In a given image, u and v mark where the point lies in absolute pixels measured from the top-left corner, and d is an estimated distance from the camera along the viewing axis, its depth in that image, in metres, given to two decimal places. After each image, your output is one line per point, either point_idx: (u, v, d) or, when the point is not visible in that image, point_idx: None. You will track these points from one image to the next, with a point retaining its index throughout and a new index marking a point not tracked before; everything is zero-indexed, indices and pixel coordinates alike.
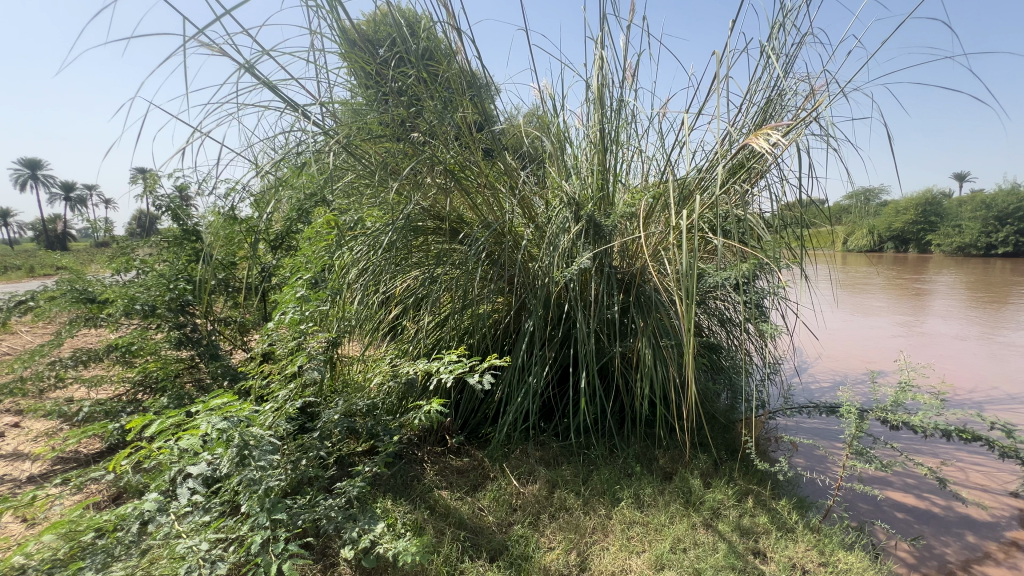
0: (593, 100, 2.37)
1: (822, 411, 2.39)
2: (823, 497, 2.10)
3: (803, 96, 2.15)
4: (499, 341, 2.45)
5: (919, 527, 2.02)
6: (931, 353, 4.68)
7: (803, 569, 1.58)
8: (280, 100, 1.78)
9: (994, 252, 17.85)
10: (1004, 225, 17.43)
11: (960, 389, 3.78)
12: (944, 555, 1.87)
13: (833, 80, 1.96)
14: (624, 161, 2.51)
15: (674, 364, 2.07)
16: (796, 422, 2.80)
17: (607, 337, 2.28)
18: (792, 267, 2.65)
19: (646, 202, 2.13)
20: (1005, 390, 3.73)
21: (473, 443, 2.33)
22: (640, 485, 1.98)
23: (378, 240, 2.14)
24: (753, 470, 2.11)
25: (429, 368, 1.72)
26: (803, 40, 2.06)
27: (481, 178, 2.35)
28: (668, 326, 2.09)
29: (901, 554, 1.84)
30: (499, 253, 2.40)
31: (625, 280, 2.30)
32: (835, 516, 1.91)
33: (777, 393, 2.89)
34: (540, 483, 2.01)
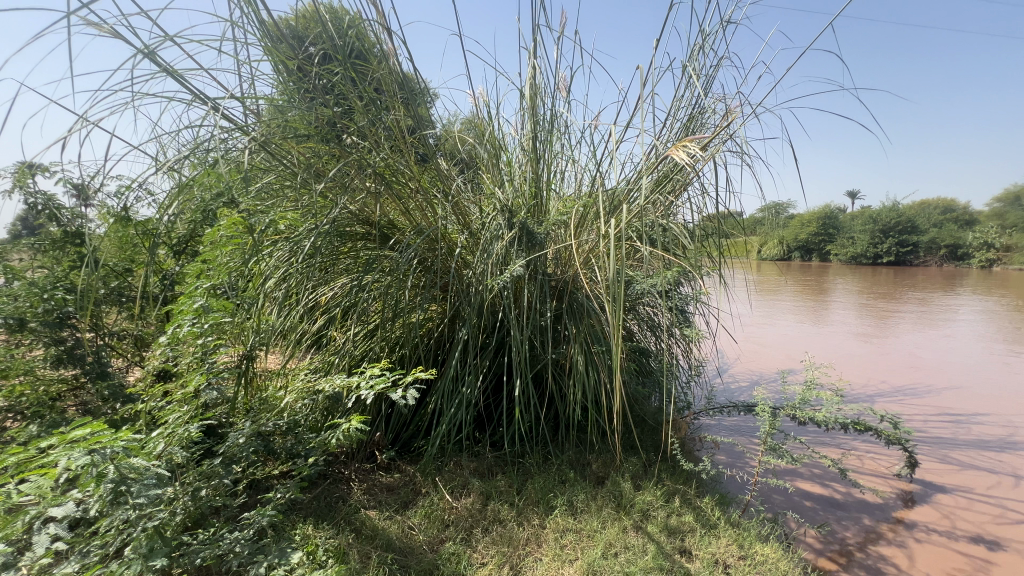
0: (527, 110, 2.39)
1: (740, 410, 2.55)
2: (741, 492, 2.23)
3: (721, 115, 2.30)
4: (432, 350, 2.39)
5: (823, 514, 2.20)
6: (831, 352, 5.20)
7: (724, 564, 1.64)
8: (186, 90, 1.62)
9: (879, 260, 20.29)
10: (887, 238, 19.83)
11: (855, 384, 4.20)
12: (844, 537, 2.05)
13: (746, 100, 2.11)
14: (557, 171, 2.55)
15: (604, 369, 2.11)
16: (718, 421, 2.97)
17: (541, 344, 2.29)
18: (713, 275, 2.82)
19: (577, 211, 2.17)
20: (891, 385, 4.20)
21: (405, 458, 2.24)
22: (574, 492, 1.99)
23: (300, 246, 2.00)
24: (679, 470, 2.19)
25: (350, 382, 1.61)
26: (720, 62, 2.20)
27: (413, 183, 2.27)
28: (599, 332, 2.13)
29: (809, 541, 2.00)
30: (432, 260, 2.34)
31: (558, 287, 2.32)
32: (752, 510, 2.03)
33: (701, 394, 3.05)
34: (473, 496, 1.96)
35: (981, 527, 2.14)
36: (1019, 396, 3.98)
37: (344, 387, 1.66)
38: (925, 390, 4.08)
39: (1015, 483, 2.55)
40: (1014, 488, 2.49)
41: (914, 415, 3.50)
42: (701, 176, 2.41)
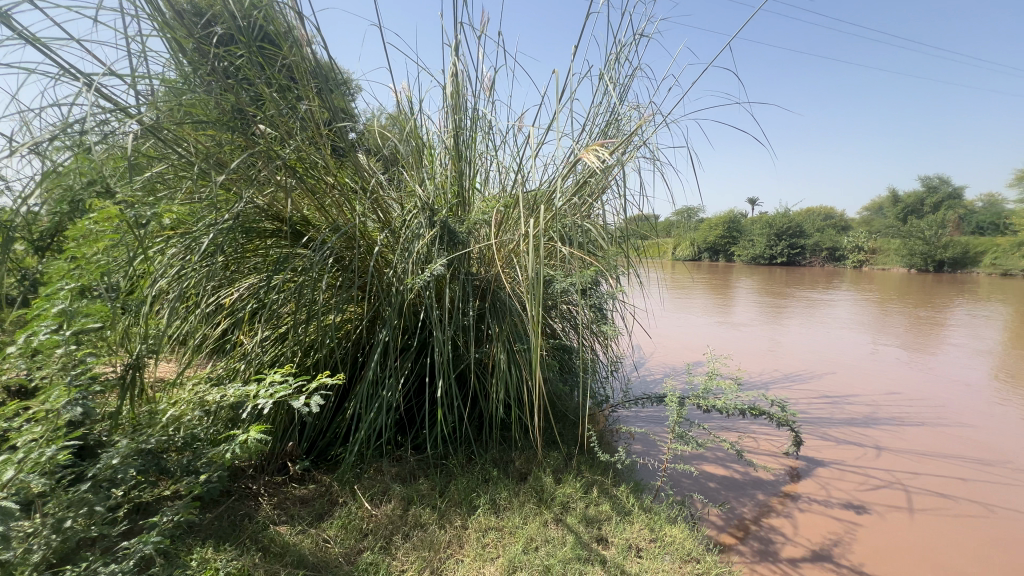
0: (450, 107, 2.37)
1: (653, 401, 2.71)
2: (653, 478, 2.37)
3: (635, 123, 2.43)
4: (351, 353, 2.29)
5: (724, 493, 2.40)
6: (732, 345, 5.71)
7: (636, 548, 1.73)
8: (50, 62, 1.40)
9: (774, 261, 22.62)
10: (780, 241, 22.14)
11: (753, 373, 4.64)
12: (742, 513, 2.25)
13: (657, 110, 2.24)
14: (481, 170, 2.55)
15: (526, 367, 2.14)
16: (635, 412, 3.14)
17: (464, 344, 2.27)
18: (629, 275, 2.97)
19: (499, 211, 2.19)
20: (781, 372, 4.70)
21: (321, 467, 2.13)
22: (497, 490, 2.01)
23: (197, 242, 1.82)
24: (598, 462, 2.28)
25: (253, 390, 1.49)
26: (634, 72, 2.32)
27: (329, 178, 2.16)
28: (521, 331, 2.16)
29: (712, 519, 2.17)
30: (350, 258, 2.24)
31: (481, 286, 2.32)
32: (663, 494, 2.17)
33: (619, 387, 3.20)
34: (394, 502, 1.90)
35: (851, 493, 2.46)
36: (879, 379, 4.62)
37: (240, 395, 1.54)
38: (808, 376, 4.62)
39: (876, 453, 2.95)
40: (876, 458, 2.89)
41: (799, 399, 3.94)
42: (618, 180, 2.53)
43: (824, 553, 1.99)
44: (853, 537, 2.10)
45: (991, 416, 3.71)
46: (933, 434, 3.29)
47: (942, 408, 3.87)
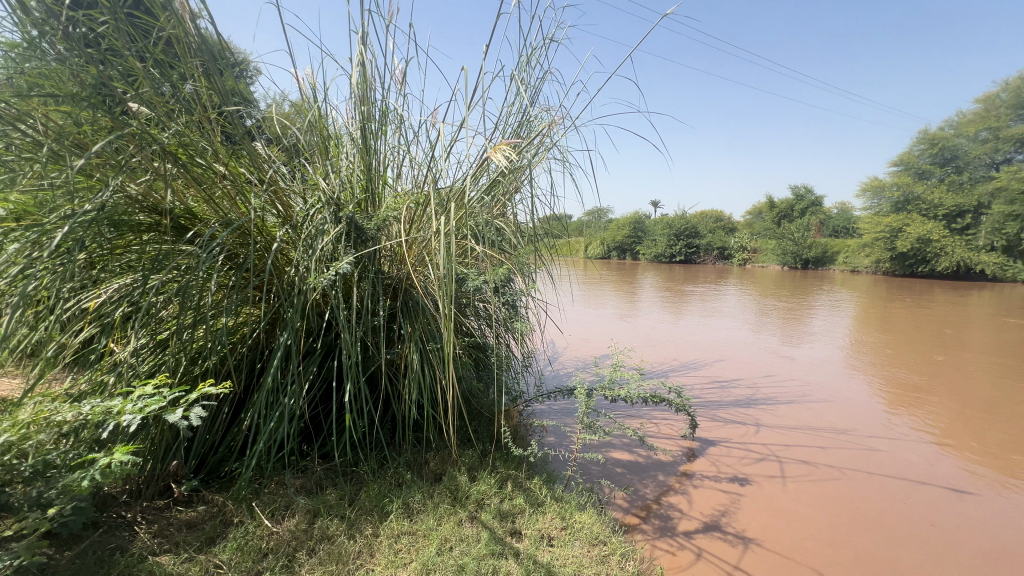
0: (358, 98, 2.26)
1: (565, 395, 2.82)
2: (565, 468, 2.47)
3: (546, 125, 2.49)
4: (246, 359, 2.10)
5: (630, 476, 2.57)
6: (637, 338, 6.12)
7: (549, 537, 1.79)
8: None
9: (674, 259, 24.63)
10: (679, 241, 24.15)
11: (655, 363, 5.02)
12: (645, 493, 2.43)
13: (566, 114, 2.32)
14: (392, 165, 2.47)
15: (439, 367, 2.12)
16: (549, 406, 3.24)
17: (374, 345, 2.19)
18: (541, 273, 3.06)
19: (409, 208, 2.13)
20: (679, 361, 5.13)
21: (213, 486, 1.93)
22: (410, 494, 1.96)
23: (49, 236, 1.56)
24: (512, 456, 2.33)
25: (121, 405, 1.30)
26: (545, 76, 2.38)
27: (219, 167, 1.95)
28: (434, 330, 2.13)
29: (619, 502, 2.32)
30: (244, 256, 2.05)
31: (392, 285, 2.25)
32: (573, 483, 2.26)
33: (533, 383, 3.29)
34: (299, 516, 1.78)
35: (735, 467, 2.75)
36: (758, 364, 5.22)
37: (98, 412, 1.33)
38: (700, 364, 5.09)
39: (756, 429, 3.34)
40: (756, 434, 3.26)
41: (694, 385, 4.33)
42: (530, 180, 2.58)
43: (714, 523, 2.21)
44: (737, 506, 2.36)
45: (842, 391, 4.36)
46: (799, 410, 3.79)
47: (807, 387, 4.47)
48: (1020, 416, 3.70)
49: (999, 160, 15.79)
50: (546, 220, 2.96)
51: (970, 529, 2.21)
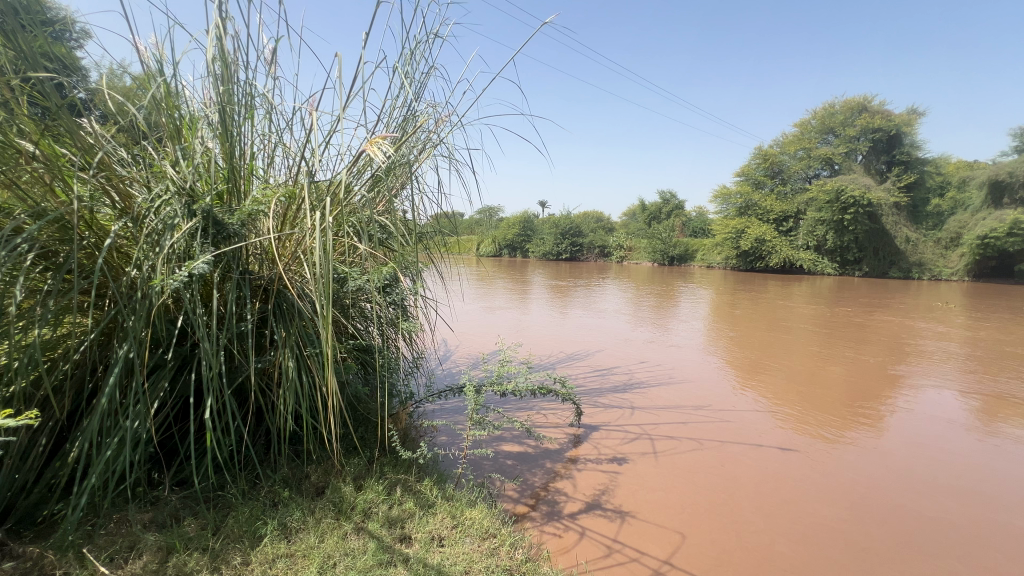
0: (216, 77, 2.00)
1: (454, 393, 2.82)
2: (455, 467, 2.48)
3: (433, 122, 2.45)
4: (71, 378, 1.75)
5: (519, 467, 2.67)
6: (526, 333, 6.35)
7: (439, 538, 1.78)
8: None
9: (560, 257, 26.02)
10: (564, 239, 25.57)
11: (543, 356, 5.26)
12: (533, 482, 2.53)
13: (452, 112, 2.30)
14: (260, 154, 2.24)
15: (319, 373, 1.97)
16: (439, 405, 3.22)
17: (241, 353, 1.97)
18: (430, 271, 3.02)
19: (280, 201, 1.95)
20: (564, 354, 5.43)
21: (25, 536, 1.58)
22: (287, 512, 1.81)
23: None
24: (401, 461, 2.27)
25: None
26: (430, 71, 2.33)
27: (26, 146, 1.60)
28: (311, 334, 1.98)
29: (509, 493, 2.39)
30: (66, 254, 1.71)
31: (262, 287, 2.04)
32: (464, 481, 2.28)
33: (423, 383, 3.24)
34: (147, 556, 1.53)
35: (614, 448, 2.99)
36: (632, 352, 5.75)
37: None
38: (583, 355, 5.46)
39: (631, 412, 3.67)
40: (631, 416, 3.58)
41: (578, 375, 4.62)
42: (417, 177, 2.52)
43: (595, 502, 2.38)
44: (616, 483, 2.57)
45: (700, 372, 4.98)
46: (666, 391, 4.25)
47: (672, 370, 5.03)
48: (826, 384, 4.57)
49: (811, 175, 19.27)
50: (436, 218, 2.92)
51: (793, 479, 2.66)
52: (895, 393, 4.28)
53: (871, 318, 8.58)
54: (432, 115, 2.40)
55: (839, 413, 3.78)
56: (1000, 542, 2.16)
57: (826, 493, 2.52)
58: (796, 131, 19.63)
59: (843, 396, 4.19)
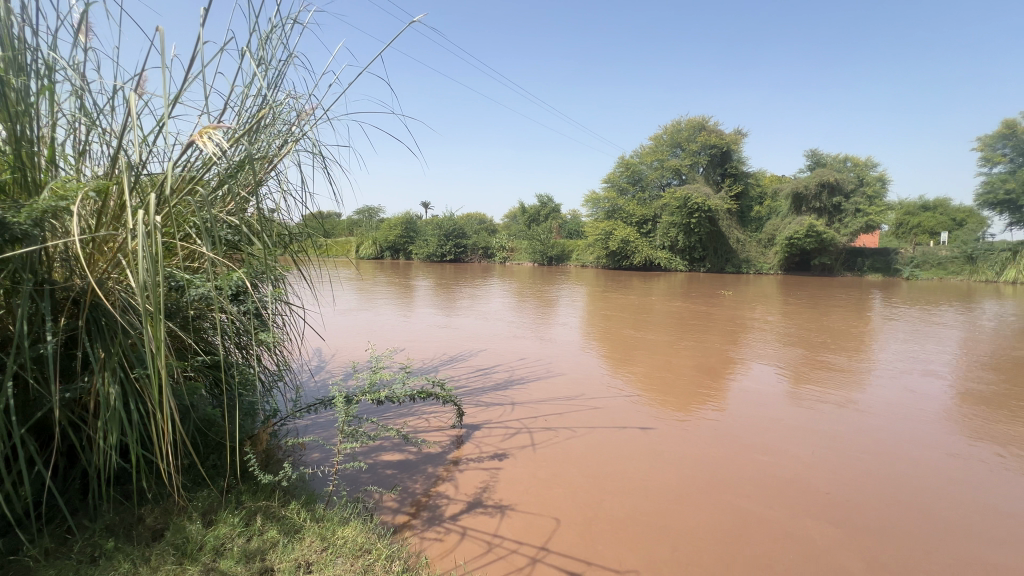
0: None
1: (324, 406, 2.65)
2: (325, 485, 2.32)
3: (296, 114, 2.23)
4: None
5: (399, 476, 2.60)
6: (408, 338, 6.21)
7: (307, 564, 1.64)
8: None
9: (444, 258, 25.96)
10: (448, 241, 25.56)
11: (426, 360, 5.19)
12: (414, 489, 2.48)
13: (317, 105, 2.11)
14: (66, 136, 1.84)
15: (152, 399, 1.68)
16: (310, 421, 2.99)
17: (41, 382, 1.60)
18: (295, 275, 2.78)
19: (93, 196, 1.63)
20: (447, 356, 5.42)
21: None
22: (112, 567, 1.52)
23: None
24: (263, 487, 2.06)
25: None
26: (291, 58, 2.11)
27: None
28: (140, 353, 1.68)
29: (388, 504, 2.31)
30: None
31: (69, 301, 1.68)
32: (335, 499, 2.15)
33: (290, 398, 2.98)
34: None
35: (496, 445, 3.06)
36: (514, 349, 5.95)
37: None
38: (467, 356, 5.50)
39: (512, 408, 3.79)
40: (512, 412, 3.70)
41: (461, 376, 4.64)
42: (277, 172, 2.28)
43: (477, 500, 2.40)
44: (497, 480, 2.62)
45: (575, 365, 5.33)
46: (545, 385, 4.47)
47: (551, 365, 5.30)
48: (678, 367, 5.20)
49: (664, 184, 21.80)
50: (310, 215, 2.67)
51: (654, 454, 2.97)
52: (730, 372, 5.03)
53: (713, 308, 9.99)
54: (295, 107, 2.18)
55: (688, 393, 4.33)
56: (783, 479, 2.69)
57: (681, 463, 2.84)
58: (651, 143, 22.01)
59: (692, 378, 4.81)
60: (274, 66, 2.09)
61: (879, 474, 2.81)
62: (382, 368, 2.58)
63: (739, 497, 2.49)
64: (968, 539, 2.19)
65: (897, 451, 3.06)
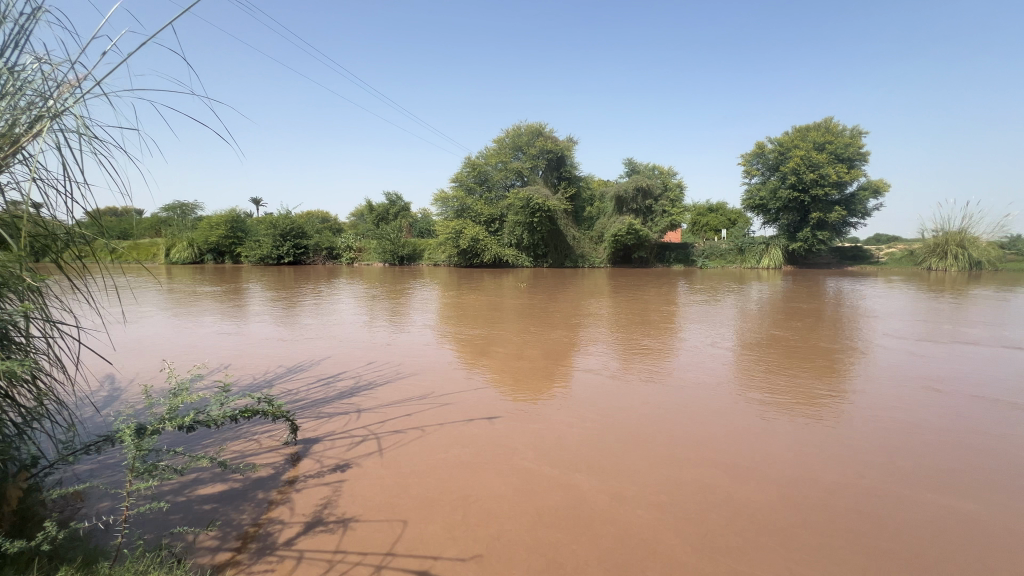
0: None
1: (110, 444, 2.19)
2: (114, 538, 1.94)
3: (53, 89, 1.77)
4: None
5: (220, 510, 2.29)
6: (235, 353, 5.47)
7: None
8: None
9: (282, 261, 23.48)
10: (285, 241, 23.18)
11: (259, 375, 4.65)
12: (240, 520, 2.22)
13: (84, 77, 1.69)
14: None
15: None
16: (92, 464, 2.45)
17: None
18: (66, 285, 2.24)
19: None
20: (284, 368, 4.93)
21: None
22: None
23: None
24: (16, 558, 1.63)
25: None
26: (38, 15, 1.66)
27: None
28: None
29: (206, 544, 2.02)
30: None
31: None
32: (128, 553, 1.81)
33: (60, 439, 2.41)
34: None
35: (339, 457, 2.88)
36: (362, 354, 5.67)
37: None
38: (308, 366, 5.08)
39: (358, 415, 3.61)
40: (358, 419, 3.52)
41: (301, 389, 4.25)
42: (28, 157, 1.80)
43: (316, 520, 2.23)
44: (340, 493, 2.47)
45: (427, 364, 5.30)
46: (395, 388, 4.35)
47: (401, 366, 5.19)
48: (525, 358, 5.53)
49: (509, 185, 22.95)
50: (99, 212, 2.14)
51: (504, 442, 3.09)
52: (569, 358, 5.53)
53: (556, 301, 10.87)
54: (51, 79, 1.73)
55: (534, 380, 4.63)
56: (614, 446, 3.03)
57: (527, 447, 3.01)
58: (495, 146, 22.95)
59: (537, 366, 5.16)
60: (13, 23, 1.63)
61: (685, 428, 3.35)
62: (189, 393, 2.30)
63: (563, 467, 2.74)
64: (743, 470, 2.74)
65: (696, 410, 3.70)
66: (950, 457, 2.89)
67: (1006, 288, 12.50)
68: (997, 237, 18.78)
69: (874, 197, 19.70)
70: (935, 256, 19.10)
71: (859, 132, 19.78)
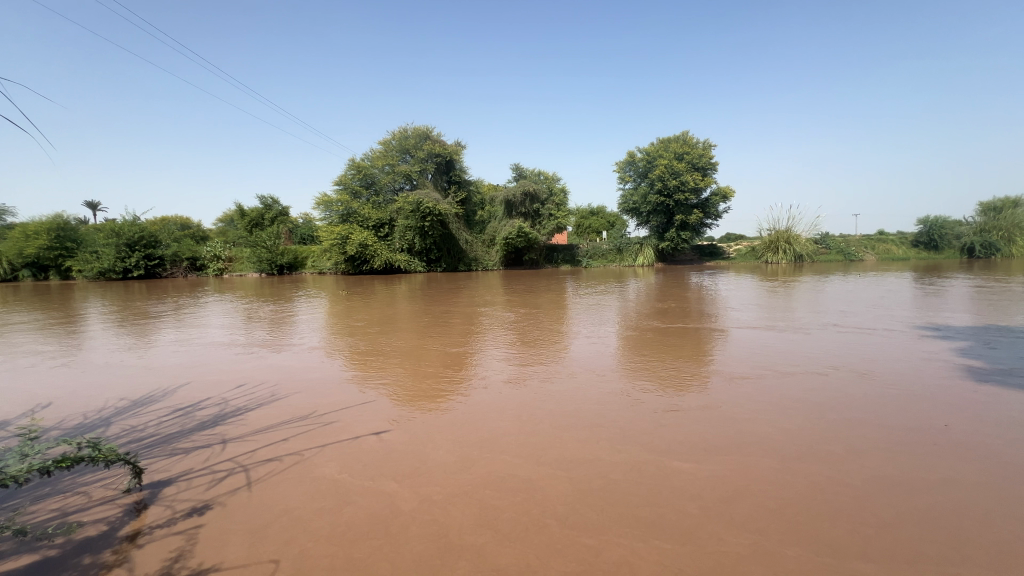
0: None
1: None
2: None
3: None
4: None
5: None
6: (59, 390, 4.51)
7: None
8: None
9: (129, 275, 20.06)
10: (133, 250, 19.84)
11: (92, 413, 3.88)
12: None
13: None
14: None
15: None
16: None
17: None
18: None
19: None
20: (127, 401, 4.17)
21: None
22: None
23: None
24: None
25: None
26: None
27: None
28: None
29: None
30: None
31: None
32: None
33: None
34: None
35: (196, 498, 2.49)
36: (230, 377, 5.03)
37: None
38: (161, 395, 4.36)
39: (223, 447, 3.17)
40: (222, 451, 3.09)
41: (150, 424, 3.63)
42: None
43: None
44: (195, 540, 2.14)
45: (310, 381, 4.87)
46: (271, 411, 3.92)
47: (279, 386, 4.71)
48: (418, 367, 5.34)
49: (397, 189, 22.22)
50: None
51: (395, 459, 2.93)
52: (464, 364, 5.48)
53: (450, 307, 10.73)
54: None
55: (427, 390, 4.48)
56: (509, 449, 3.04)
57: (420, 461, 2.89)
58: (381, 147, 22.06)
59: (431, 375, 5.02)
60: None
61: (576, 423, 3.48)
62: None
63: (458, 477, 2.68)
64: (628, 455, 2.93)
65: (585, 405, 3.87)
66: (786, 422, 3.39)
67: (819, 277, 15.27)
68: (813, 235, 22.82)
69: (724, 201, 22.72)
70: (771, 252, 22.63)
71: (710, 145, 22.64)
